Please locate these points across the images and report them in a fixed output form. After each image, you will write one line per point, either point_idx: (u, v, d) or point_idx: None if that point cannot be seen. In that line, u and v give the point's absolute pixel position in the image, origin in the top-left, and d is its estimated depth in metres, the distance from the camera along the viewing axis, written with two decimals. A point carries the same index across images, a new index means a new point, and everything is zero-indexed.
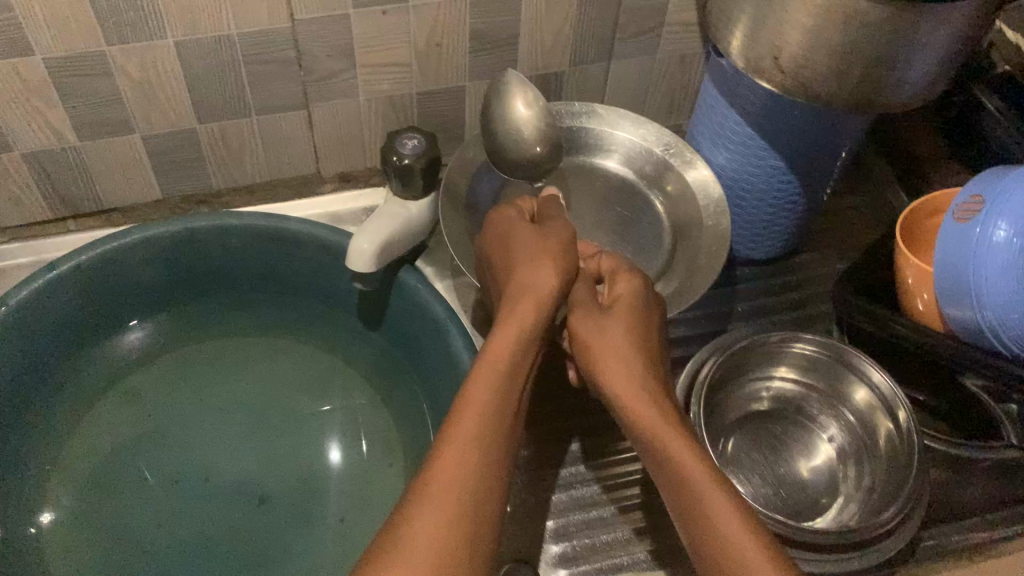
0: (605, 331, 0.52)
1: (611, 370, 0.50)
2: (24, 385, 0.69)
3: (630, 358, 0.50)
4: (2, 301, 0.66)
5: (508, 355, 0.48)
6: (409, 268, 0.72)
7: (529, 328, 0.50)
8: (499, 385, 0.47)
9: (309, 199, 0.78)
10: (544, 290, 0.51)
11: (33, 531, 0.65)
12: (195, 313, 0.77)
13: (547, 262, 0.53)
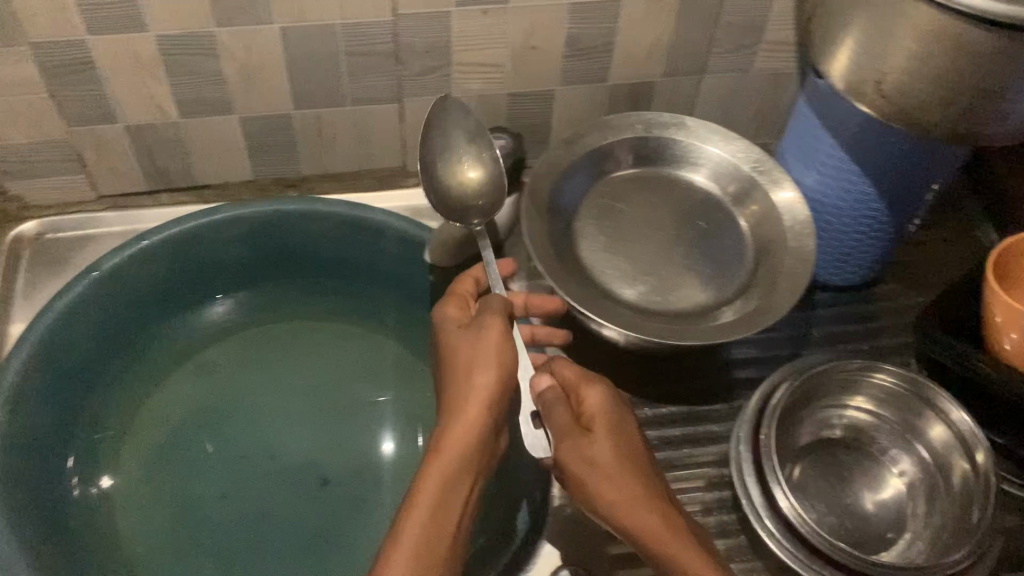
0: (592, 453, 0.49)
1: (609, 495, 0.48)
2: (108, 348, 0.71)
3: (624, 481, 0.49)
4: (95, 266, 0.69)
5: (443, 507, 0.48)
6: (484, 266, 0.71)
7: (467, 461, 0.49)
8: (434, 534, 0.47)
9: (393, 191, 0.78)
10: (474, 410, 0.50)
11: (104, 489, 0.67)
12: (273, 296, 0.78)
13: (490, 380, 0.51)
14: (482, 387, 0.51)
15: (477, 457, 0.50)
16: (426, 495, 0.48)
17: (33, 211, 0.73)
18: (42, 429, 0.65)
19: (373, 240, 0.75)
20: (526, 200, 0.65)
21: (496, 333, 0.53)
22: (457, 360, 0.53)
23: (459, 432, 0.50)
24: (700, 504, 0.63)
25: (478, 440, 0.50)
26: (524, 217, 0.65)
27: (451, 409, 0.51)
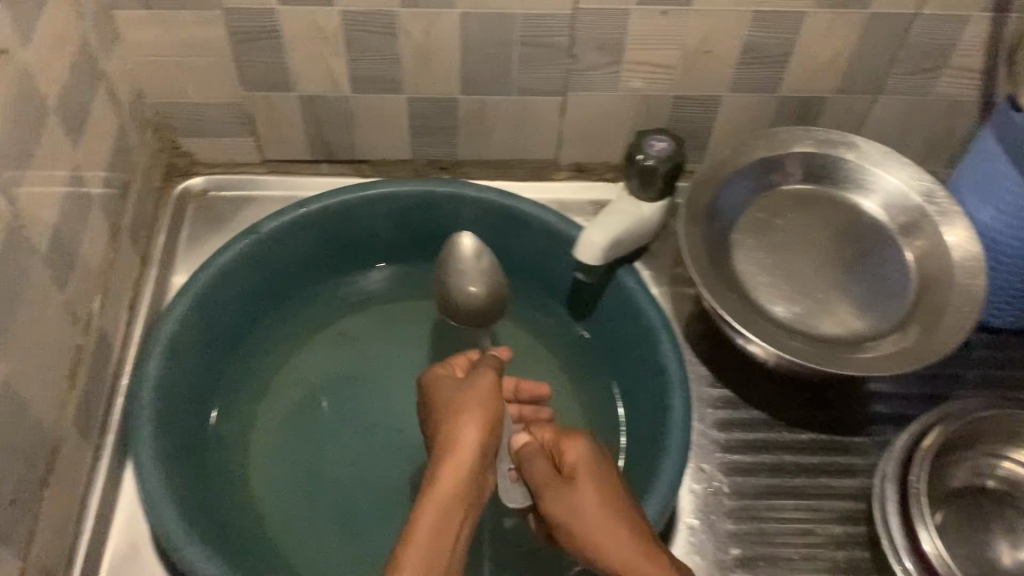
0: (580, 498, 0.47)
1: (594, 537, 0.45)
2: (260, 305, 0.74)
3: (614, 527, 0.45)
4: (256, 227, 0.72)
5: (434, 533, 0.44)
6: (628, 269, 0.71)
7: (457, 502, 0.46)
8: (430, 571, 0.42)
9: (542, 182, 0.78)
10: (464, 449, 0.48)
11: (242, 439, 0.70)
12: (413, 274, 0.79)
13: (473, 434, 0.49)
14: (467, 438, 0.49)
15: (464, 493, 0.46)
16: (420, 533, 0.43)
17: (200, 168, 0.76)
18: (193, 376, 0.68)
19: (519, 231, 0.75)
20: (684, 211, 0.65)
21: (479, 392, 0.53)
22: (444, 419, 0.51)
23: (449, 468, 0.47)
24: (832, 539, 0.61)
25: (466, 475, 0.47)
26: (682, 228, 0.64)
27: (435, 463, 0.48)
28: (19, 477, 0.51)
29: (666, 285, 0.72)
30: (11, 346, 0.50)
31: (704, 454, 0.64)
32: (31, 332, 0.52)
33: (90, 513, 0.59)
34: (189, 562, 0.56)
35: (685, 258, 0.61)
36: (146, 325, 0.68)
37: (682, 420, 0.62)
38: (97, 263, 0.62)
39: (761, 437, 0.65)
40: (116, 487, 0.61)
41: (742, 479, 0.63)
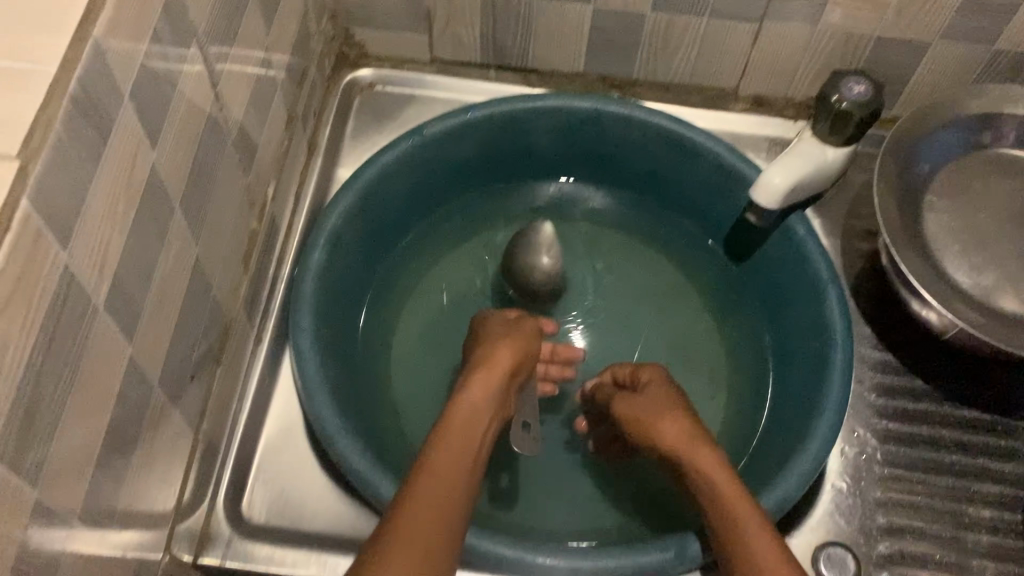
0: (663, 413, 0.55)
1: (677, 451, 0.52)
2: (415, 205, 0.73)
3: (673, 430, 0.53)
4: (420, 127, 0.69)
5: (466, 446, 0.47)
6: (799, 216, 0.67)
7: (482, 409, 0.51)
8: (460, 461, 0.46)
9: (717, 111, 0.75)
10: (502, 363, 0.54)
11: (387, 333, 0.71)
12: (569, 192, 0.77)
13: (488, 365, 0.54)
14: (500, 363, 0.54)
15: (490, 408, 0.51)
16: (450, 432, 0.48)
17: (370, 60, 0.76)
18: (349, 272, 0.68)
19: (685, 161, 0.71)
20: (879, 164, 0.62)
21: (523, 332, 0.58)
22: (486, 347, 0.57)
23: (483, 393, 0.52)
24: (987, 521, 0.59)
25: (497, 396, 0.52)
26: (876, 183, 0.62)
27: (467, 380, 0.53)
28: (195, 356, 0.52)
29: (838, 236, 0.70)
30: (201, 229, 0.51)
31: (860, 419, 0.62)
32: (217, 217, 0.53)
33: (252, 392, 0.61)
34: (340, 453, 0.57)
35: (880, 219, 0.60)
36: (310, 215, 0.69)
37: (841, 388, 0.59)
38: (274, 150, 0.62)
39: (921, 411, 0.63)
40: (274, 369, 0.64)
41: (897, 448, 0.61)
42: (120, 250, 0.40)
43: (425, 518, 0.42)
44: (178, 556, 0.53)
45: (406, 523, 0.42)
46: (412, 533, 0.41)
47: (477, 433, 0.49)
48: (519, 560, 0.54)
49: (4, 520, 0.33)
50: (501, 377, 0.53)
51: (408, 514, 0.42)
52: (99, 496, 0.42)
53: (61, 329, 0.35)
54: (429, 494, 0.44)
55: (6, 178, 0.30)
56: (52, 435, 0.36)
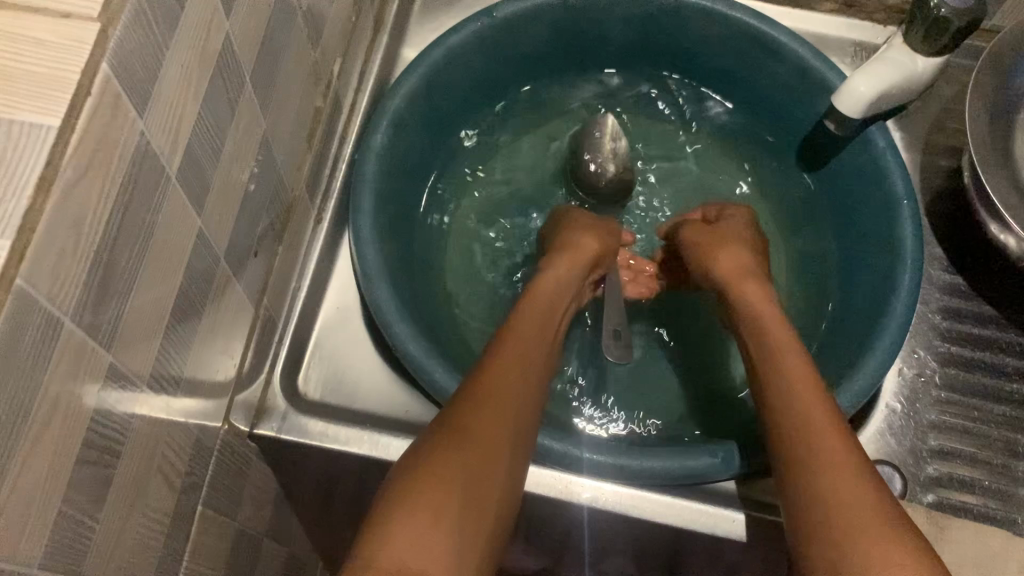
0: (722, 242, 0.62)
1: (727, 276, 0.59)
2: (481, 90, 0.71)
3: (740, 267, 0.59)
4: (490, 9, 0.66)
5: (540, 317, 0.53)
6: (880, 127, 0.64)
7: (567, 283, 0.57)
8: (536, 342, 0.50)
9: (803, 11, 0.72)
10: (588, 247, 0.60)
11: (447, 218, 0.70)
12: (638, 88, 0.75)
13: (569, 255, 0.59)
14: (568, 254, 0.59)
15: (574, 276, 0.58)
16: (527, 323, 0.51)
17: None
18: (412, 155, 0.67)
19: (765, 61, 0.68)
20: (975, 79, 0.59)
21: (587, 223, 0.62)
22: (559, 235, 0.62)
23: (584, 246, 0.60)
24: None
25: (585, 266, 0.59)
26: (971, 98, 0.59)
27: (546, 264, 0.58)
28: (261, 234, 0.53)
29: (918, 153, 0.68)
30: (270, 102, 0.50)
31: (922, 340, 0.63)
32: (286, 90, 0.52)
33: (311, 269, 0.62)
34: (397, 337, 0.57)
35: (970, 136, 0.58)
36: (373, 94, 0.68)
37: (904, 309, 0.58)
38: (342, 25, 0.61)
39: (983, 336, 0.63)
40: (333, 247, 0.64)
41: (956, 372, 0.62)
42: (192, 119, 0.39)
43: (500, 396, 0.44)
44: (236, 423, 0.54)
45: (482, 398, 0.44)
46: (498, 388, 0.45)
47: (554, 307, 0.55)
48: (567, 454, 0.54)
49: (82, 379, 0.33)
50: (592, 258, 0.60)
51: (485, 394, 0.44)
52: (168, 360, 0.42)
53: (136, 198, 0.35)
54: (506, 380, 0.45)
55: (87, 39, 0.30)
56: (125, 300, 0.36)
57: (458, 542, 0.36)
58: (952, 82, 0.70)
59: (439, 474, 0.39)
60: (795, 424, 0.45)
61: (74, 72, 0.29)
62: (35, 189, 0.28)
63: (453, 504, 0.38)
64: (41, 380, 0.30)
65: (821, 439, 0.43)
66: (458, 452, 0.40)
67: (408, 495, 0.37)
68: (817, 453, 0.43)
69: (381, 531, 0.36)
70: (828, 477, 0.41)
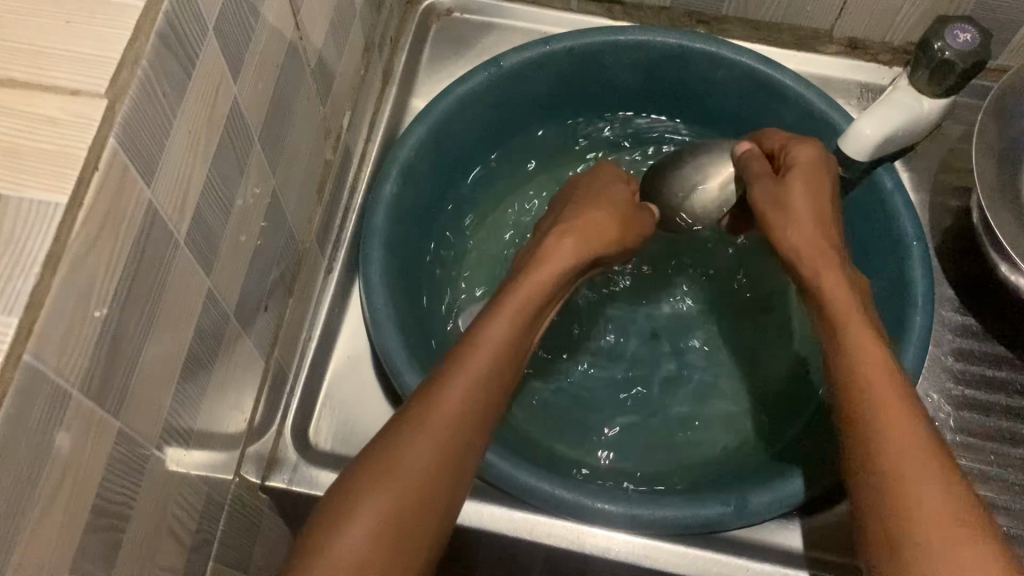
0: (793, 206, 0.51)
1: (801, 256, 0.50)
2: (490, 135, 0.72)
3: (819, 245, 0.49)
4: (497, 58, 0.67)
5: (540, 291, 0.50)
6: (889, 168, 0.64)
7: (565, 260, 0.53)
8: (522, 316, 0.48)
9: (808, 53, 0.72)
10: (596, 227, 0.55)
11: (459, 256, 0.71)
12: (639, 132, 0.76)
13: (575, 238, 0.54)
14: (563, 248, 0.53)
15: (574, 262, 0.53)
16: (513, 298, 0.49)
17: None
18: (422, 202, 0.67)
19: (772, 103, 0.68)
20: (980, 134, 0.61)
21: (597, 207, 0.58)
22: (572, 211, 0.58)
23: (585, 252, 0.54)
24: None
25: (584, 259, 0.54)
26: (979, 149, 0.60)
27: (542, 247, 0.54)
28: (271, 286, 0.53)
29: (926, 193, 0.69)
30: (280, 157, 0.51)
31: (935, 383, 0.63)
32: (295, 144, 0.53)
33: (322, 318, 0.62)
34: (408, 386, 0.57)
35: (975, 179, 0.59)
36: (382, 144, 0.69)
37: (917, 351, 0.57)
38: (351, 79, 0.62)
39: (997, 378, 0.63)
40: (344, 295, 0.65)
41: (971, 415, 0.62)
42: (200, 179, 0.40)
43: (475, 368, 0.44)
44: (247, 476, 0.54)
45: (456, 372, 0.43)
46: (470, 372, 0.43)
47: (552, 283, 0.51)
48: (579, 503, 0.54)
49: (91, 444, 0.34)
50: (596, 241, 0.55)
51: (456, 378, 0.43)
52: (179, 415, 0.43)
53: (144, 264, 0.35)
54: (480, 351, 0.45)
55: (95, 116, 0.30)
56: (133, 363, 0.36)
57: (416, 526, 0.39)
58: (958, 122, 0.70)
59: (406, 447, 0.40)
60: (856, 385, 0.42)
61: (82, 148, 0.29)
62: (43, 266, 0.28)
63: (417, 480, 0.39)
64: (49, 448, 0.30)
65: (906, 463, 0.38)
66: (427, 429, 0.41)
67: (376, 472, 0.39)
68: (892, 478, 0.38)
69: (345, 508, 0.38)
70: (891, 445, 0.39)
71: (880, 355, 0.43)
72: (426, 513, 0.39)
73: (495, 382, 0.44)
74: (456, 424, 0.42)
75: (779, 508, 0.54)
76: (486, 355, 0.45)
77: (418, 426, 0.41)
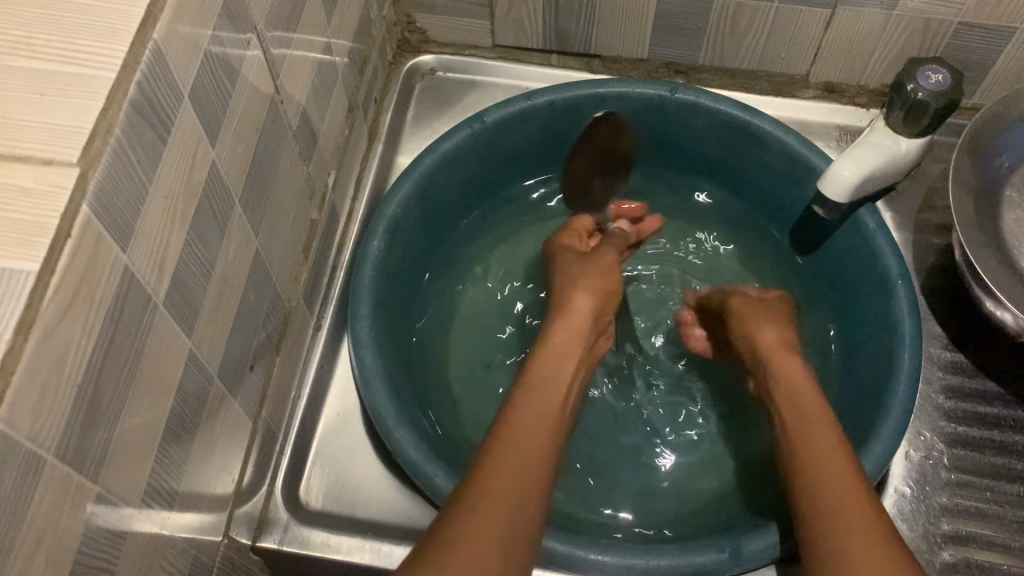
0: (789, 379, 0.55)
1: (787, 386, 0.55)
2: (475, 188, 0.73)
3: (805, 387, 0.54)
4: (480, 114, 0.69)
5: (542, 387, 0.48)
6: (869, 209, 0.64)
7: (569, 355, 0.51)
8: (541, 413, 0.46)
9: (785, 98, 0.74)
10: (578, 319, 0.54)
11: (446, 305, 0.71)
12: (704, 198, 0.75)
13: (591, 301, 0.55)
14: (584, 308, 0.54)
15: (574, 352, 0.52)
16: (530, 387, 0.48)
17: (431, 46, 0.77)
18: (410, 257, 0.68)
19: (751, 149, 0.69)
20: (954, 172, 0.62)
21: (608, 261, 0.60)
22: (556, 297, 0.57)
23: (571, 338, 0.53)
24: None
25: (580, 339, 0.53)
26: (955, 190, 0.62)
27: (564, 305, 0.55)
28: (259, 344, 0.54)
29: (906, 232, 0.70)
30: (263, 219, 0.52)
31: (927, 422, 0.63)
32: (279, 205, 0.54)
33: (311, 376, 0.63)
34: (397, 442, 0.57)
35: (955, 217, 0.60)
36: (369, 202, 0.70)
37: (907, 389, 0.57)
38: (335, 139, 0.63)
39: (988, 414, 0.63)
40: (333, 352, 0.65)
41: (964, 452, 0.62)
42: (179, 246, 0.40)
43: (525, 440, 0.44)
44: (238, 537, 0.54)
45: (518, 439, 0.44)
46: (499, 471, 0.42)
47: (555, 383, 0.49)
48: (572, 556, 0.54)
49: (69, 510, 0.34)
50: (580, 331, 0.53)
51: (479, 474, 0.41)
52: (164, 477, 0.43)
53: (121, 328, 0.36)
54: (527, 422, 0.45)
55: (67, 184, 0.31)
56: (114, 428, 0.37)
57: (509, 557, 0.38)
58: (937, 161, 0.72)
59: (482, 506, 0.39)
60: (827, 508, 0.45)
61: (54, 216, 0.30)
62: (14, 333, 0.29)
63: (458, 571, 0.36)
64: (24, 515, 0.31)
65: None
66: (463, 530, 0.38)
67: (461, 522, 0.39)
68: None
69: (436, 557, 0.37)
70: None
71: (867, 523, 0.43)
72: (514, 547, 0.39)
73: (533, 463, 0.43)
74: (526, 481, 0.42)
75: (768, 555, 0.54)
76: (518, 447, 0.43)
77: (492, 486, 0.41)
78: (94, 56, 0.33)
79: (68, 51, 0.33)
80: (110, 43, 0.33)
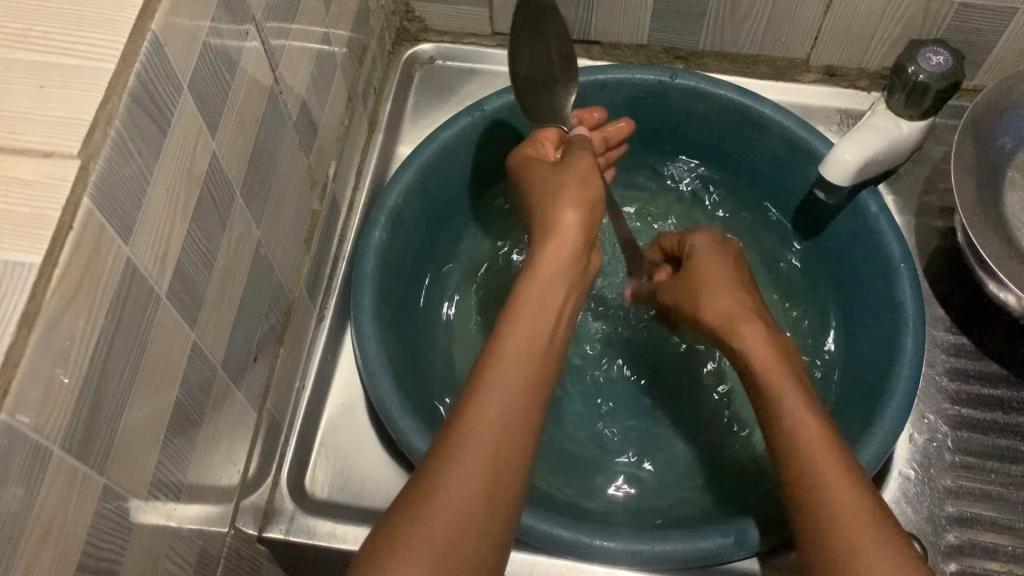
0: (723, 281, 0.56)
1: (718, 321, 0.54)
2: (476, 176, 0.72)
3: (739, 315, 0.53)
4: (481, 103, 0.69)
5: (532, 303, 0.46)
6: (871, 192, 0.64)
7: (562, 275, 0.48)
8: (533, 341, 0.44)
9: (786, 83, 0.74)
10: (569, 229, 0.51)
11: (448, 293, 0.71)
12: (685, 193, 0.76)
13: (581, 209, 0.52)
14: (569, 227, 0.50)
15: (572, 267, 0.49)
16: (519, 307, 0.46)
17: (429, 35, 0.76)
18: (412, 247, 0.68)
19: (752, 133, 0.69)
20: (956, 154, 0.62)
21: (583, 179, 0.54)
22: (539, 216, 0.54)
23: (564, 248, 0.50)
24: None
25: (574, 252, 0.50)
26: (958, 173, 0.62)
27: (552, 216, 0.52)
28: (262, 334, 0.54)
29: (908, 215, 0.70)
30: (264, 210, 0.52)
31: (931, 405, 0.63)
32: (280, 195, 0.54)
33: (315, 367, 0.63)
34: (401, 431, 0.57)
35: (957, 200, 0.60)
36: (369, 193, 0.70)
37: (910, 373, 0.57)
38: (335, 129, 0.63)
39: (992, 396, 0.63)
40: (337, 343, 0.66)
41: (968, 435, 0.62)
42: (181, 236, 0.40)
43: (512, 365, 0.43)
44: (244, 528, 0.55)
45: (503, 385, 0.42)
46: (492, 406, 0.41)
47: (546, 297, 0.47)
48: (577, 542, 0.54)
49: (75, 503, 0.34)
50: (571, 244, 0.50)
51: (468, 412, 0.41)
52: (169, 468, 0.43)
53: (125, 320, 0.36)
54: (520, 350, 0.44)
55: (68, 177, 0.31)
56: (118, 423, 0.36)
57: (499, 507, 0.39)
58: (938, 144, 0.72)
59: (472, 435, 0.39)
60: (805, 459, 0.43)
61: (56, 209, 0.30)
62: (17, 326, 0.29)
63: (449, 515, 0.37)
64: (30, 510, 0.31)
65: None
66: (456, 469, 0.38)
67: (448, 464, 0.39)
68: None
69: (416, 518, 0.37)
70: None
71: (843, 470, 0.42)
72: (497, 496, 0.38)
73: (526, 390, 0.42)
74: (508, 426, 0.40)
75: (774, 538, 0.54)
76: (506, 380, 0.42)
77: (479, 425, 0.40)
78: (94, 48, 0.33)
79: (68, 43, 0.33)
80: (110, 35, 0.33)
